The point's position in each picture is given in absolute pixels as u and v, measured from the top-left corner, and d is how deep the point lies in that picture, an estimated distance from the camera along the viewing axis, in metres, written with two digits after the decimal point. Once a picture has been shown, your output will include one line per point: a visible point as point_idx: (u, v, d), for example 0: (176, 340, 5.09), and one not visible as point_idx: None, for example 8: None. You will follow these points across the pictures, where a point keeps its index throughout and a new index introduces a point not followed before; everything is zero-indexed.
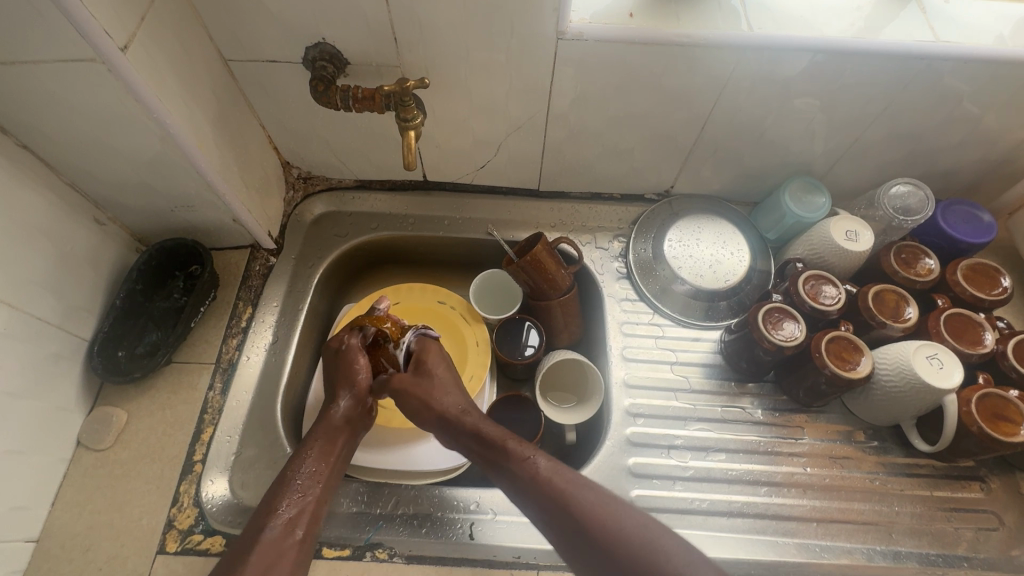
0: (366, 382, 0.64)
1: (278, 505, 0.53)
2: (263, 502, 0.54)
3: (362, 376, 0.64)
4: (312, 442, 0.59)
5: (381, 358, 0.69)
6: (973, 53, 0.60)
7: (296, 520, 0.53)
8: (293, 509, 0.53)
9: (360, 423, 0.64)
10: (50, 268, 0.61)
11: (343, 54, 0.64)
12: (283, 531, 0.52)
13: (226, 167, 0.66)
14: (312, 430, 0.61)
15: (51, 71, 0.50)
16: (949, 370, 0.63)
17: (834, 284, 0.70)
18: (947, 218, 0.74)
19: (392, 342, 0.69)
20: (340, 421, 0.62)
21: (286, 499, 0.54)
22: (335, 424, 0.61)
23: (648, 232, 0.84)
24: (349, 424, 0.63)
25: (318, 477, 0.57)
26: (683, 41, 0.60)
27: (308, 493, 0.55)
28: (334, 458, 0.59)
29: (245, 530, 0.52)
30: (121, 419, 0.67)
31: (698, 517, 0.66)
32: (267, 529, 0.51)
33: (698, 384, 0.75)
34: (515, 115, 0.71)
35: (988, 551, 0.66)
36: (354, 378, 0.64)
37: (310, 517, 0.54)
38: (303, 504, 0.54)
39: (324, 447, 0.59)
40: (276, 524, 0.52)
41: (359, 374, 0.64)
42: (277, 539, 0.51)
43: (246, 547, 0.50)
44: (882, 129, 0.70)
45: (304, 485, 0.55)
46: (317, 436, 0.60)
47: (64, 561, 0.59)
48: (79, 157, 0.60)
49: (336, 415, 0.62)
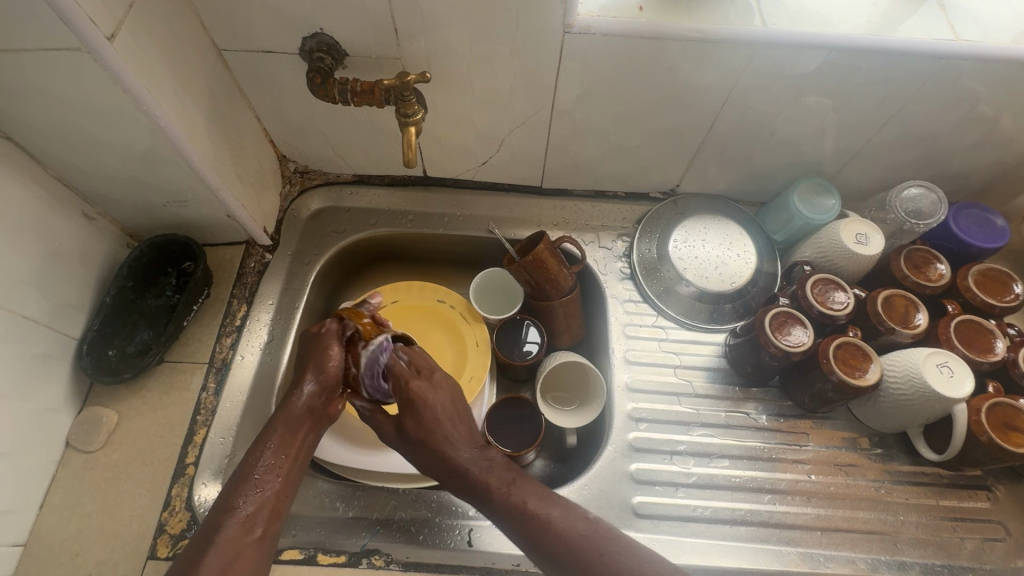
0: (336, 369, 0.61)
1: (237, 502, 0.51)
2: (223, 497, 0.52)
3: (334, 364, 0.61)
4: (271, 432, 0.56)
5: (353, 354, 0.62)
6: (993, 52, 0.58)
7: (255, 517, 0.51)
8: (253, 505, 0.52)
9: (326, 415, 0.60)
10: (38, 266, 0.59)
11: (341, 45, 0.61)
12: (242, 529, 0.50)
13: (220, 162, 0.64)
14: (273, 418, 0.58)
15: (34, 60, 0.47)
16: (960, 379, 0.61)
17: (844, 289, 0.68)
18: (959, 221, 0.72)
19: (364, 338, 0.62)
20: (302, 411, 0.58)
21: (244, 495, 0.52)
22: (297, 414, 0.58)
23: (653, 231, 0.82)
24: (312, 413, 0.59)
25: (278, 469, 0.55)
26: (696, 37, 0.58)
27: (267, 487, 0.53)
28: (297, 448, 0.57)
29: (203, 527, 0.50)
30: (112, 420, 0.65)
31: (700, 525, 0.65)
32: (224, 529, 0.49)
33: (702, 388, 0.74)
34: (519, 110, 0.69)
35: (993, 562, 0.65)
36: (324, 364, 0.60)
37: (269, 512, 0.52)
38: (262, 500, 0.52)
39: (284, 438, 0.56)
40: (234, 523, 0.50)
41: (330, 361, 0.61)
42: (235, 539, 0.49)
43: (202, 546, 0.48)
44: (896, 130, 0.69)
45: (262, 479, 0.53)
46: (276, 425, 0.57)
47: (53, 566, 0.58)
48: (67, 150, 0.58)
49: (298, 404, 0.58)
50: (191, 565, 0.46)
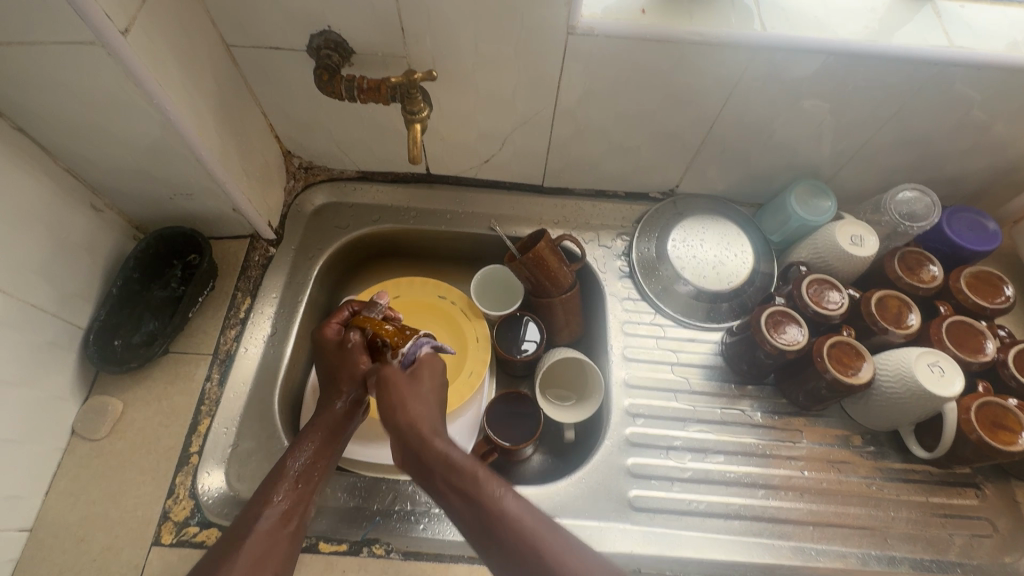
0: (368, 378, 0.64)
1: (276, 495, 0.54)
2: (258, 491, 0.54)
3: (366, 375, 0.64)
4: (312, 433, 0.60)
5: (376, 362, 0.65)
6: (987, 59, 0.59)
7: (292, 511, 0.53)
8: (290, 499, 0.54)
9: (359, 417, 0.64)
10: (46, 256, 0.60)
11: (348, 43, 0.63)
12: (280, 520, 0.52)
13: (227, 155, 0.65)
14: (312, 422, 0.61)
15: (48, 53, 0.48)
16: (950, 378, 0.63)
17: (839, 289, 0.70)
18: (952, 225, 0.73)
19: (389, 348, 0.64)
20: (340, 417, 0.62)
21: (283, 489, 0.54)
22: (336, 419, 0.61)
23: (652, 230, 0.83)
24: (349, 418, 0.63)
25: (315, 470, 0.57)
26: (696, 39, 0.59)
27: (305, 484, 0.56)
28: (331, 452, 0.60)
29: (240, 516, 0.52)
30: (117, 409, 0.66)
31: (695, 519, 0.66)
32: (264, 518, 0.51)
33: (698, 385, 0.75)
34: (521, 109, 0.70)
35: (980, 557, 0.67)
36: (358, 375, 0.63)
37: (305, 508, 0.54)
38: (299, 496, 0.55)
39: (323, 440, 0.60)
40: (272, 514, 0.52)
41: (364, 373, 0.63)
42: (272, 528, 0.51)
43: (240, 533, 0.50)
44: (890, 134, 0.70)
45: (300, 477, 0.56)
46: (316, 428, 0.60)
47: (58, 551, 0.59)
48: (76, 142, 0.59)
49: (338, 409, 0.62)
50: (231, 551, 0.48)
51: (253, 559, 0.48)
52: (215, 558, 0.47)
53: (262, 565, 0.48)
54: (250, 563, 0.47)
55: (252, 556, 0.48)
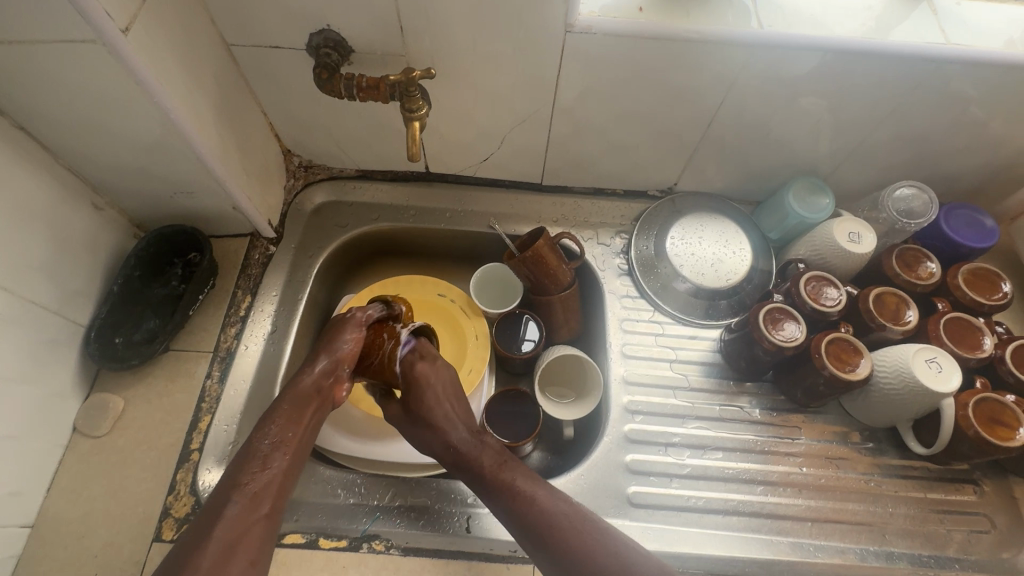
0: (352, 351, 0.60)
1: (244, 478, 0.51)
2: (226, 476, 0.51)
3: (347, 347, 0.60)
4: (279, 410, 0.56)
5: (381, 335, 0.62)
6: (983, 56, 0.59)
7: (262, 495, 0.50)
8: (258, 482, 0.51)
9: (332, 397, 0.60)
10: (48, 254, 0.60)
11: (347, 42, 0.63)
12: (247, 505, 0.49)
13: (226, 153, 0.65)
14: (280, 397, 0.57)
15: (49, 52, 0.49)
16: (947, 374, 0.63)
17: (836, 286, 0.70)
18: (949, 221, 0.74)
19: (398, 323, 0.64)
20: (311, 389, 0.58)
21: (250, 472, 0.51)
22: (307, 390, 0.58)
23: (651, 228, 0.83)
24: (318, 393, 0.58)
25: (283, 448, 0.54)
26: (694, 37, 0.59)
27: (275, 465, 0.53)
28: (301, 428, 0.56)
29: (207, 504, 0.49)
30: (118, 406, 0.66)
31: (694, 515, 0.66)
32: (232, 504, 0.49)
33: (697, 382, 0.75)
34: (520, 107, 0.70)
35: (978, 553, 0.67)
36: (337, 344, 0.60)
37: (277, 488, 0.52)
38: (269, 478, 0.52)
39: (291, 416, 0.56)
40: (240, 499, 0.49)
41: (343, 344, 0.60)
42: (240, 515, 0.48)
43: (207, 523, 0.47)
44: (888, 132, 0.70)
45: (268, 456, 0.53)
46: (282, 404, 0.57)
47: (59, 547, 0.59)
48: (77, 141, 0.59)
49: (309, 380, 0.58)
50: (196, 544, 0.45)
51: (221, 551, 0.45)
52: (180, 554, 0.45)
53: (233, 557, 0.45)
54: (218, 554, 0.45)
55: (222, 545, 0.46)
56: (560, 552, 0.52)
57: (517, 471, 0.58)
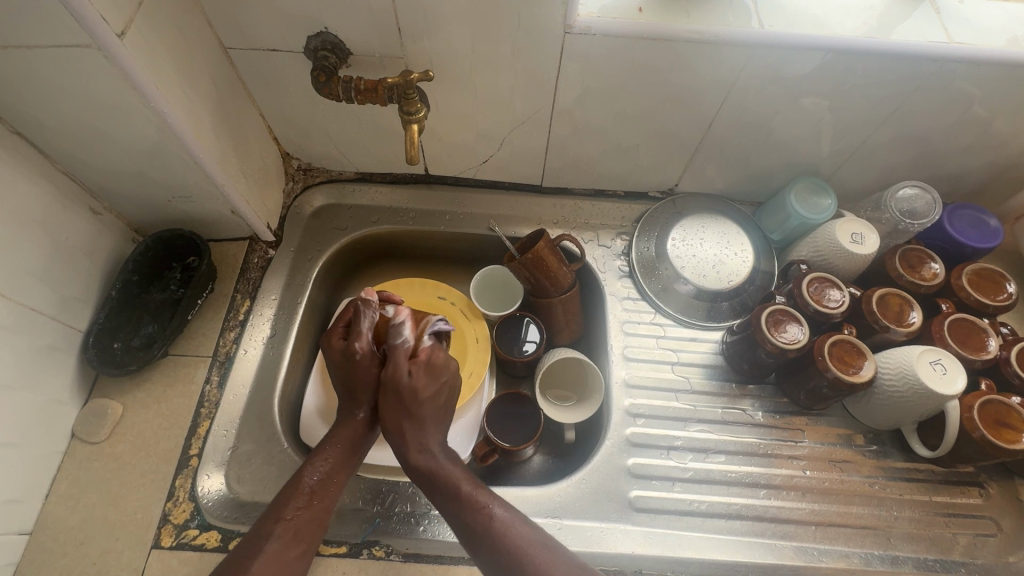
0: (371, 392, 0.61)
1: (287, 512, 0.52)
2: (272, 506, 0.53)
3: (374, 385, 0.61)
4: (327, 444, 0.58)
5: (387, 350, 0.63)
6: (986, 55, 0.59)
7: (303, 530, 0.52)
8: (302, 517, 0.52)
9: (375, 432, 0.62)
10: (45, 259, 0.60)
11: (345, 44, 0.62)
12: (289, 540, 0.51)
13: (224, 157, 0.65)
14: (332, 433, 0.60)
15: (43, 56, 0.48)
16: (952, 376, 0.62)
17: (839, 287, 0.69)
18: (953, 222, 0.73)
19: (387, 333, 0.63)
20: (361, 427, 0.60)
21: (294, 506, 0.53)
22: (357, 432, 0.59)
23: (652, 229, 0.83)
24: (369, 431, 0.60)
25: (329, 485, 0.56)
26: (693, 37, 0.59)
27: (319, 501, 0.54)
28: (347, 465, 0.58)
29: (250, 533, 0.51)
30: (117, 412, 0.66)
31: (697, 519, 0.66)
32: (272, 539, 0.50)
33: (699, 385, 0.75)
34: (519, 109, 0.70)
35: (985, 557, 0.66)
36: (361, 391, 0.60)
37: (315, 526, 0.53)
38: (311, 515, 0.53)
39: (342, 453, 0.58)
40: (282, 533, 0.51)
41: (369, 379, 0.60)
42: (281, 550, 0.50)
43: (248, 554, 0.49)
44: (890, 132, 0.70)
45: (314, 494, 0.54)
46: (334, 438, 0.59)
47: (57, 555, 0.59)
48: (74, 145, 0.59)
49: (359, 421, 0.60)
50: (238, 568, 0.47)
51: None
52: None
53: None
54: None
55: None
56: None
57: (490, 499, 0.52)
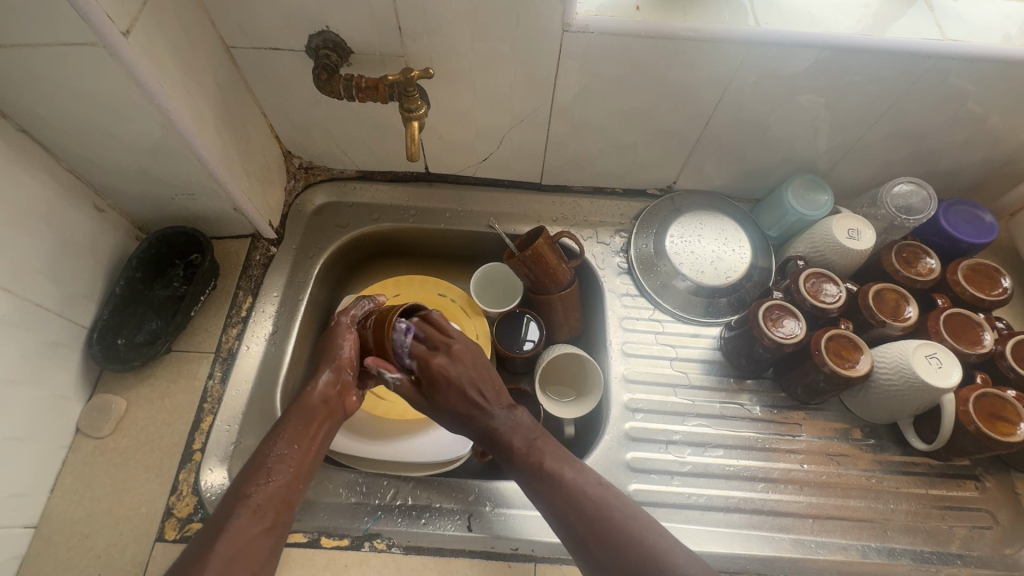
0: (349, 356, 0.64)
1: (248, 491, 0.52)
2: (235, 487, 0.53)
3: (346, 351, 0.64)
4: (287, 423, 0.58)
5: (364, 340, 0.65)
6: (980, 52, 0.60)
7: (266, 505, 0.52)
8: (263, 494, 0.52)
9: (342, 405, 0.62)
10: (50, 256, 0.61)
11: (346, 43, 0.63)
12: (253, 516, 0.51)
13: (227, 154, 0.66)
14: (287, 412, 0.60)
15: (50, 54, 0.49)
16: (948, 370, 0.63)
17: (835, 282, 0.70)
18: (948, 217, 0.74)
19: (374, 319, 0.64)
20: (318, 400, 0.60)
21: (255, 485, 0.53)
22: (314, 403, 0.60)
23: (650, 226, 0.84)
24: (329, 403, 0.61)
25: (290, 460, 0.56)
26: (690, 35, 0.60)
27: (279, 476, 0.54)
28: (309, 440, 0.58)
29: (215, 515, 0.51)
30: (120, 407, 0.67)
31: (695, 512, 0.66)
32: (236, 516, 0.50)
33: (697, 379, 0.75)
34: (519, 108, 0.71)
35: (981, 549, 0.67)
36: (336, 353, 0.64)
37: (279, 501, 0.53)
38: (273, 491, 0.53)
39: (298, 430, 0.58)
40: (244, 510, 0.51)
41: (341, 350, 0.64)
42: (245, 526, 0.50)
43: (212, 534, 0.49)
44: (886, 128, 0.70)
45: (274, 470, 0.54)
46: (290, 419, 0.58)
47: (62, 548, 0.59)
48: (79, 143, 0.59)
49: (315, 393, 0.60)
50: (201, 551, 0.47)
51: (225, 562, 0.47)
52: (185, 564, 0.46)
53: (236, 566, 0.47)
54: (223, 564, 0.46)
55: (225, 557, 0.47)
56: (596, 531, 0.51)
57: (557, 458, 0.57)
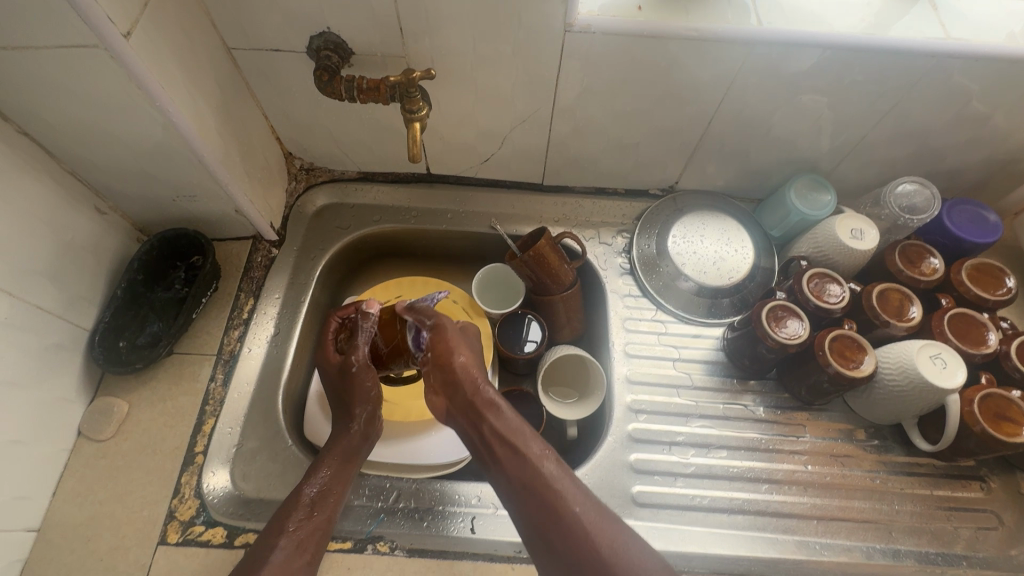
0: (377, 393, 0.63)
1: (290, 525, 0.53)
2: (276, 518, 0.54)
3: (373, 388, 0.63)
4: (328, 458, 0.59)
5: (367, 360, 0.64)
6: (984, 50, 0.59)
7: (307, 540, 0.53)
8: (305, 529, 0.53)
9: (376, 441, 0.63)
10: (51, 259, 0.60)
11: (348, 44, 0.63)
12: (293, 551, 0.52)
13: (228, 156, 0.66)
14: (329, 446, 0.61)
15: (51, 57, 0.49)
16: (952, 370, 0.63)
17: (839, 282, 0.70)
18: (952, 217, 0.73)
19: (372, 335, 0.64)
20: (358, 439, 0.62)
21: (296, 518, 0.54)
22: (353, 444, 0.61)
23: (652, 227, 0.83)
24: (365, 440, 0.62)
25: (330, 494, 0.57)
26: (692, 35, 0.59)
27: (320, 511, 0.55)
28: (348, 476, 0.59)
29: (256, 546, 0.52)
30: (122, 410, 0.67)
31: (699, 514, 0.66)
32: (277, 551, 0.51)
33: (700, 380, 0.75)
34: (520, 108, 0.71)
35: (986, 550, 0.66)
36: (366, 392, 0.63)
37: (318, 536, 0.54)
38: (313, 525, 0.54)
39: (340, 465, 0.59)
40: (286, 545, 0.52)
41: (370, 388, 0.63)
42: (285, 561, 0.51)
43: (253, 568, 0.50)
44: (889, 128, 0.70)
45: (315, 503, 0.55)
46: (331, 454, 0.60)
47: (64, 551, 0.59)
48: (80, 145, 0.59)
49: (354, 432, 0.62)
50: None
51: None
52: None
53: None
54: None
55: None
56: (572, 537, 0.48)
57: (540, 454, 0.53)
